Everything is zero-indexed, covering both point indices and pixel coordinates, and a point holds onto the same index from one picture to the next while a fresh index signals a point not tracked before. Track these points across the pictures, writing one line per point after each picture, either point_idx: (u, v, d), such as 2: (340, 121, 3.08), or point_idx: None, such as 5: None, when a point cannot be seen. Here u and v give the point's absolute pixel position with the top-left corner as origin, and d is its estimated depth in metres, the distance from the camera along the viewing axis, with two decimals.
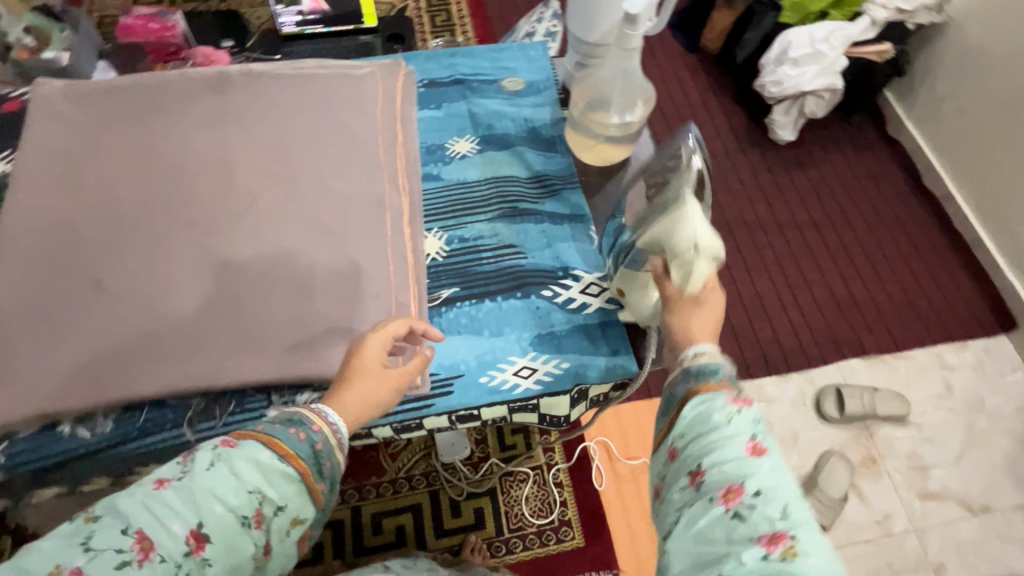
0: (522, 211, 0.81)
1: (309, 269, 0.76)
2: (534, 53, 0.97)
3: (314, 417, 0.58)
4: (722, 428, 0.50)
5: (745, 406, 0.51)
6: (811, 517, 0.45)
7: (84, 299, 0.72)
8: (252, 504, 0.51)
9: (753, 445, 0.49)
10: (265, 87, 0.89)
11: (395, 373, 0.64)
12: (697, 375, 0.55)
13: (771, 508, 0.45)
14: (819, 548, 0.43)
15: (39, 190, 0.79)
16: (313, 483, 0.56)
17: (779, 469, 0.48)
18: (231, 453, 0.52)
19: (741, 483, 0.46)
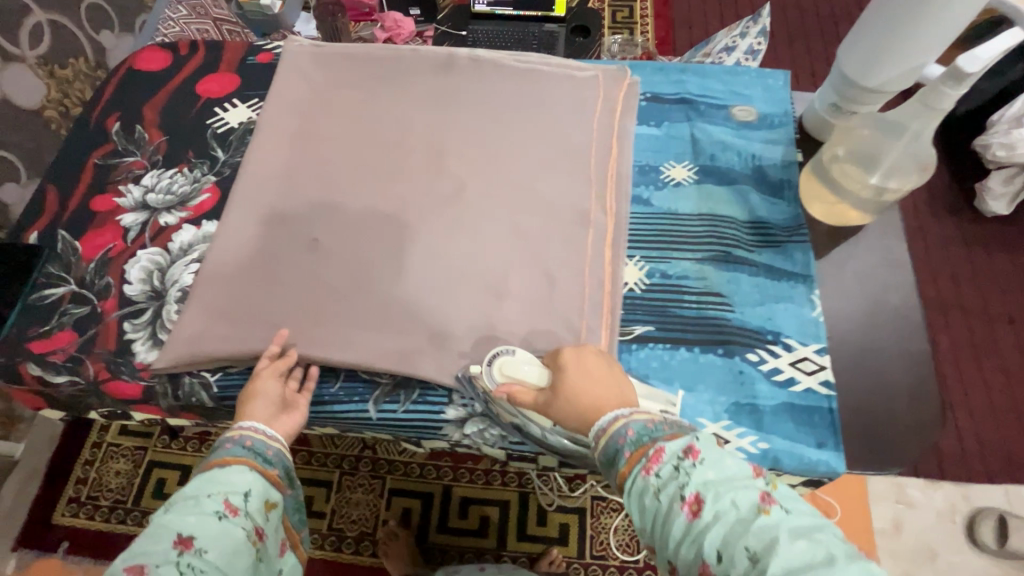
0: (735, 258, 0.74)
1: (503, 272, 0.74)
2: (773, 82, 0.87)
3: (229, 432, 0.65)
4: (659, 511, 0.47)
5: (663, 463, 0.49)
6: (770, 528, 0.42)
7: (299, 254, 0.76)
8: (218, 502, 0.57)
9: (686, 505, 0.46)
10: (488, 74, 0.88)
11: (267, 383, 0.68)
12: (614, 466, 0.53)
13: (736, 555, 0.42)
14: (796, 568, 0.40)
15: (274, 140, 0.84)
16: (265, 468, 0.63)
17: (719, 502, 0.45)
18: (178, 493, 0.59)
19: (705, 557, 0.44)
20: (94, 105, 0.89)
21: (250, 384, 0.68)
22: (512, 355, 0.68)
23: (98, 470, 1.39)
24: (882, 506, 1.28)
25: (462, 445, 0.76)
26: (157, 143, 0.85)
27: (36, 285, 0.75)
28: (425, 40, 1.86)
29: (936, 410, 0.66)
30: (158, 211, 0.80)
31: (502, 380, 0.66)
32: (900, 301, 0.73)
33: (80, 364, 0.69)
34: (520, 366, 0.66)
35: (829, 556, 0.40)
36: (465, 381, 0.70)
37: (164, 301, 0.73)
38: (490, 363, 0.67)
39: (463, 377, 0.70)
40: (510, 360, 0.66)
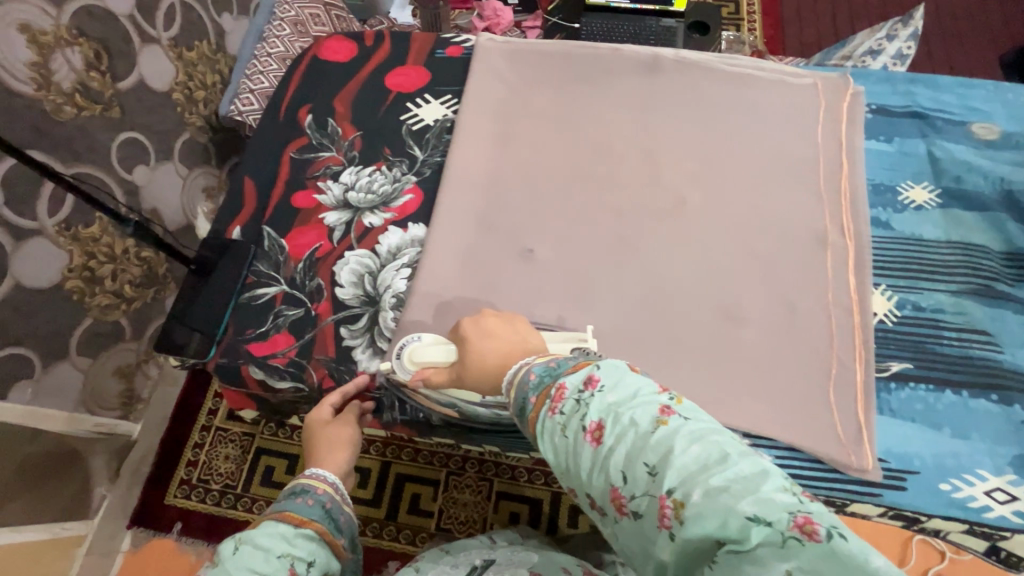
0: (997, 293, 0.68)
1: (737, 295, 0.69)
2: (1013, 97, 0.80)
3: (315, 482, 0.60)
4: (568, 447, 0.43)
5: (565, 399, 0.45)
6: (665, 438, 0.38)
7: (514, 266, 0.73)
8: (284, 569, 0.52)
9: (589, 434, 0.42)
10: (697, 79, 0.83)
11: (342, 428, 0.65)
12: (523, 414, 0.49)
13: (638, 473, 0.39)
14: (692, 474, 0.36)
15: (476, 141, 0.80)
16: (335, 539, 0.58)
17: (620, 424, 0.41)
18: (251, 533, 0.54)
19: (614, 484, 0.40)
20: (281, 96, 0.87)
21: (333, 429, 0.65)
22: (421, 341, 0.65)
23: (208, 454, 1.32)
24: None
25: None
26: (351, 139, 0.82)
27: (247, 283, 0.73)
28: (524, 31, 1.79)
29: None
30: (361, 211, 0.77)
31: (415, 369, 0.63)
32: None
33: (303, 370, 0.67)
34: (427, 349, 0.64)
35: (720, 454, 0.37)
36: (387, 382, 0.67)
37: (379, 307, 0.71)
38: (400, 355, 0.65)
39: (384, 380, 0.67)
40: (417, 346, 0.64)
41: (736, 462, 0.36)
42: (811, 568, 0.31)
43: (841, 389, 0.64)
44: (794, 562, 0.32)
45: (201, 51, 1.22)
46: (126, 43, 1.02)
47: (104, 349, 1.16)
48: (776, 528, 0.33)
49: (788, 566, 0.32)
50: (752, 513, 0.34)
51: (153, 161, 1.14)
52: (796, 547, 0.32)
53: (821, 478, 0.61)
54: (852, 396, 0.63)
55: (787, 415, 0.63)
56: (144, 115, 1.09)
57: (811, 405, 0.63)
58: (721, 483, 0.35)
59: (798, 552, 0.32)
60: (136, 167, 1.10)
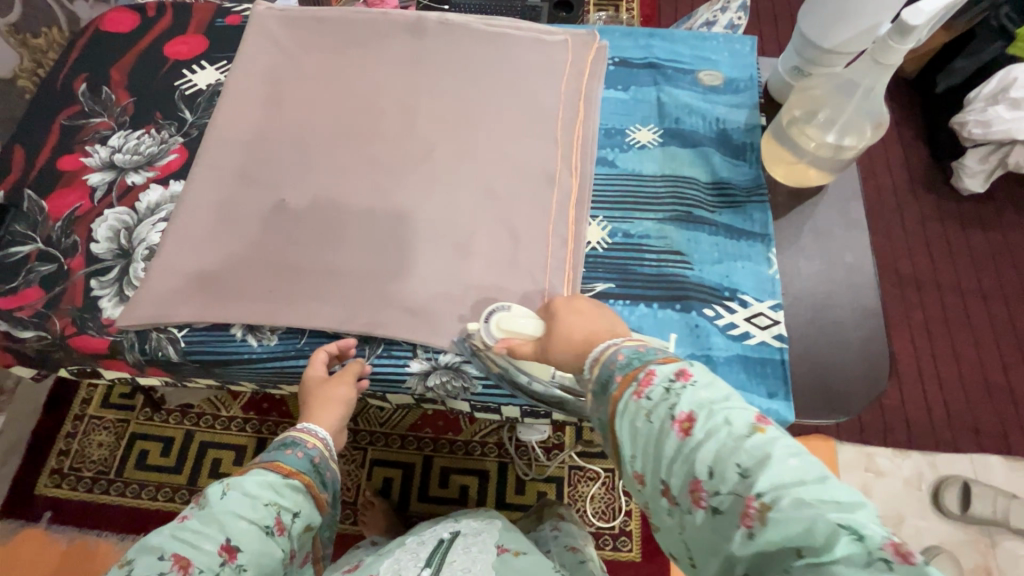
0: (696, 218, 0.75)
1: (469, 232, 0.75)
2: (740, 47, 0.88)
3: (306, 438, 0.65)
4: (650, 433, 0.43)
5: (654, 385, 0.44)
6: (765, 443, 0.38)
7: (268, 215, 0.77)
8: (271, 516, 0.57)
9: (677, 423, 0.42)
10: (458, 39, 0.88)
11: (339, 387, 0.69)
12: (604, 393, 0.48)
13: (728, 472, 0.39)
14: (786, 482, 0.37)
15: (241, 103, 0.84)
16: (319, 493, 0.62)
17: (713, 420, 0.41)
18: (241, 479, 0.58)
19: (697, 475, 0.40)
20: (60, 67, 0.88)
21: (331, 386, 0.69)
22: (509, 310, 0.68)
23: (81, 441, 1.34)
24: (849, 473, 1.28)
25: (426, 400, 0.75)
26: (124, 105, 0.85)
27: (2, 242, 0.75)
28: None
29: (885, 361, 0.69)
30: (125, 171, 0.80)
31: (501, 334, 0.66)
32: (857, 259, 0.75)
33: (47, 320, 0.70)
34: (518, 320, 0.65)
35: (822, 474, 0.37)
36: (463, 346, 0.70)
37: (131, 258, 0.74)
38: (488, 319, 0.67)
39: (460, 342, 0.70)
40: (506, 314, 0.66)
41: (836, 486, 0.37)
42: None
43: None
44: None
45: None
46: None
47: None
48: (868, 547, 0.34)
49: None
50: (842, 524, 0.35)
51: None
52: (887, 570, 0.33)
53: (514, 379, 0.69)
54: None
55: None
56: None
57: None
58: (812, 499, 0.36)
59: None
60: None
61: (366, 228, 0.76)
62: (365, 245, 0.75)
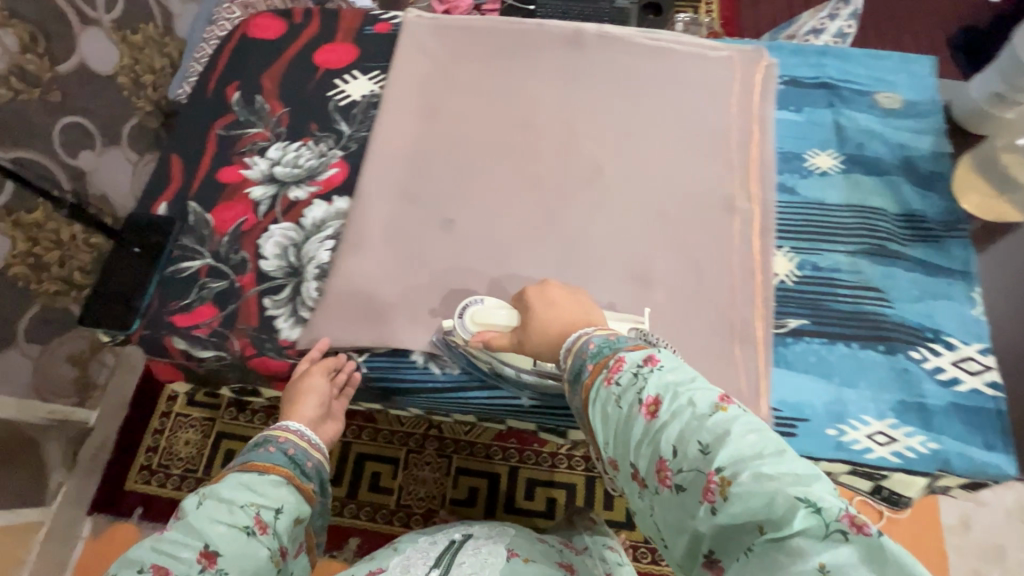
0: (889, 252, 0.71)
1: (648, 261, 0.72)
2: (917, 68, 0.83)
3: (276, 434, 0.66)
4: (620, 417, 0.46)
5: (623, 371, 0.47)
6: (723, 422, 0.41)
7: (435, 235, 0.75)
8: (251, 514, 0.56)
9: (644, 407, 0.45)
10: (619, 53, 0.85)
11: (310, 380, 0.68)
12: (578, 380, 0.51)
13: (689, 449, 0.42)
14: (745, 457, 0.39)
15: (401, 116, 0.81)
16: (302, 482, 0.63)
17: (677, 402, 0.44)
18: (216, 486, 0.58)
19: (662, 455, 0.43)
20: (209, 74, 0.87)
21: (300, 379, 0.68)
22: (482, 304, 0.68)
23: (168, 439, 1.34)
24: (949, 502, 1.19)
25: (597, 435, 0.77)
26: (279, 115, 0.83)
27: (171, 257, 0.74)
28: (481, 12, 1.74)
29: None
30: (287, 185, 0.78)
31: (476, 328, 0.66)
32: None
33: (225, 339, 0.69)
34: (495, 312, 0.66)
35: (779, 449, 0.39)
36: (442, 344, 0.69)
37: (303, 277, 0.72)
38: (461, 315, 0.67)
39: (439, 341, 0.69)
40: (481, 308, 0.67)
41: (791, 459, 0.39)
42: (854, 559, 0.34)
43: (745, 346, 0.67)
44: (839, 552, 0.35)
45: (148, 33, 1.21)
46: (63, 24, 1.01)
47: (55, 337, 1.14)
48: (824, 519, 0.36)
49: (823, 555, 0.35)
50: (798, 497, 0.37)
51: (98, 146, 1.17)
52: (842, 538, 0.35)
53: None
54: (753, 351, 0.67)
55: None
56: (87, 99, 1.11)
57: (709, 359, 0.67)
58: (770, 473, 0.38)
59: (844, 542, 0.35)
60: (80, 153, 1.13)
61: (536, 251, 0.74)
62: (537, 269, 0.73)
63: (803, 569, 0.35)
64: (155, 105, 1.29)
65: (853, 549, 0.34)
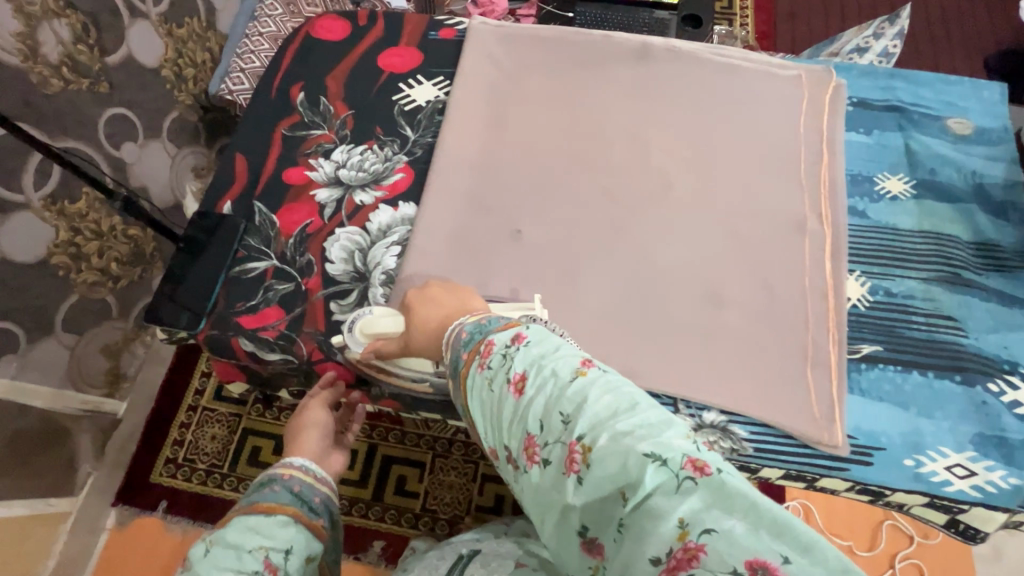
0: (964, 281, 0.71)
1: (717, 281, 0.72)
2: (989, 94, 0.82)
3: (280, 473, 0.67)
4: (494, 401, 0.45)
5: (494, 353, 0.46)
6: (582, 388, 0.41)
7: (502, 245, 0.74)
8: (259, 559, 0.55)
9: (512, 386, 0.44)
10: (686, 69, 0.85)
11: (312, 413, 0.77)
12: (456, 372, 0.50)
13: (553, 422, 0.41)
14: (602, 420, 0.39)
15: (467, 123, 0.81)
16: (310, 520, 0.63)
17: (541, 375, 0.43)
18: (221, 534, 0.57)
19: (530, 432, 0.42)
20: (273, 73, 0.86)
21: (302, 414, 0.77)
22: (371, 313, 0.66)
23: (194, 433, 1.29)
24: None
25: None
26: (343, 118, 0.83)
27: (237, 257, 0.73)
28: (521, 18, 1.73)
29: None
30: (352, 189, 0.77)
31: (366, 342, 0.65)
32: None
33: (293, 343, 0.68)
34: (382, 321, 0.64)
35: (631, 404, 0.39)
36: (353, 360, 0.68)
37: (370, 283, 0.72)
38: (352, 327, 0.66)
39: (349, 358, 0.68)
40: (368, 318, 0.65)
41: (643, 414, 0.39)
42: (703, 506, 0.34)
43: (819, 370, 0.66)
44: (690, 501, 0.34)
45: (191, 28, 1.23)
46: (115, 17, 1.03)
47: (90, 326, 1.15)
48: (672, 470, 0.36)
49: (682, 509, 0.35)
50: (650, 452, 0.37)
51: (141, 138, 1.16)
52: (693, 486, 0.35)
53: (792, 451, 0.64)
54: (827, 375, 0.66)
55: (759, 394, 0.66)
56: (134, 91, 1.12)
57: (781, 382, 0.66)
58: (627, 430, 0.38)
59: (695, 490, 0.35)
60: (124, 144, 1.12)
61: (603, 264, 0.73)
62: (604, 283, 0.72)
63: (665, 529, 0.34)
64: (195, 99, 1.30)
65: (701, 495, 0.34)
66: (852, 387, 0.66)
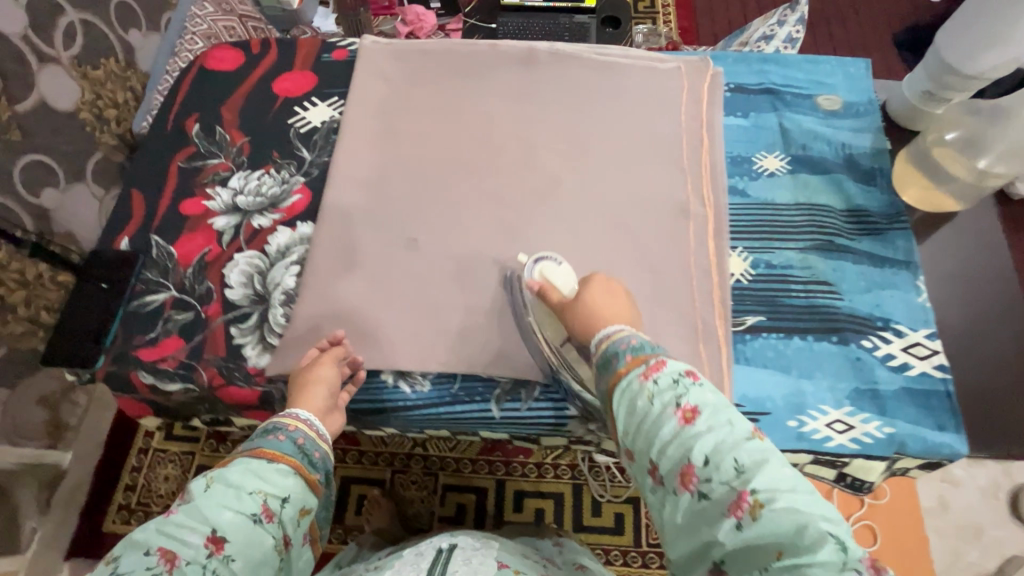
0: (837, 247, 0.75)
1: (610, 270, 0.75)
2: (855, 69, 0.87)
3: (287, 420, 0.59)
4: (652, 416, 0.50)
5: (663, 373, 0.52)
6: (761, 450, 0.46)
7: (400, 255, 0.76)
8: (257, 503, 0.51)
9: (681, 412, 0.49)
10: (573, 70, 0.88)
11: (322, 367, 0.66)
12: (608, 370, 0.55)
13: (723, 466, 0.46)
14: (780, 486, 0.44)
15: (361, 140, 0.83)
16: (312, 474, 0.57)
17: (714, 418, 0.48)
18: (224, 471, 0.52)
19: (691, 462, 0.47)
20: (168, 107, 0.87)
21: (310, 369, 0.66)
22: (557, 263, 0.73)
23: (146, 475, 1.25)
24: (923, 483, 1.18)
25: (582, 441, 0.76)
26: (239, 145, 0.84)
27: (135, 292, 0.74)
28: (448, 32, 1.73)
29: (1017, 383, 0.70)
30: (250, 214, 0.78)
31: (537, 277, 0.71)
32: (975, 284, 0.76)
33: (193, 371, 0.69)
34: (557, 269, 0.71)
35: (809, 487, 0.44)
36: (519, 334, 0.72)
37: (269, 304, 0.73)
38: (534, 261, 0.73)
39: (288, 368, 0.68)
40: (548, 265, 0.72)
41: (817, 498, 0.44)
42: None
43: (707, 345, 0.69)
44: None
45: (108, 69, 1.17)
46: (21, 64, 0.98)
47: (23, 378, 1.06)
48: (845, 558, 0.40)
49: None
50: (824, 531, 0.41)
51: (60, 183, 1.10)
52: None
53: None
54: (715, 349, 0.69)
55: None
56: (48, 136, 1.05)
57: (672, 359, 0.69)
58: (800, 506, 0.43)
59: None
60: (42, 189, 1.06)
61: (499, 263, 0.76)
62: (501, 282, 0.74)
63: None
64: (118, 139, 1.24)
65: None
66: (738, 356, 0.69)
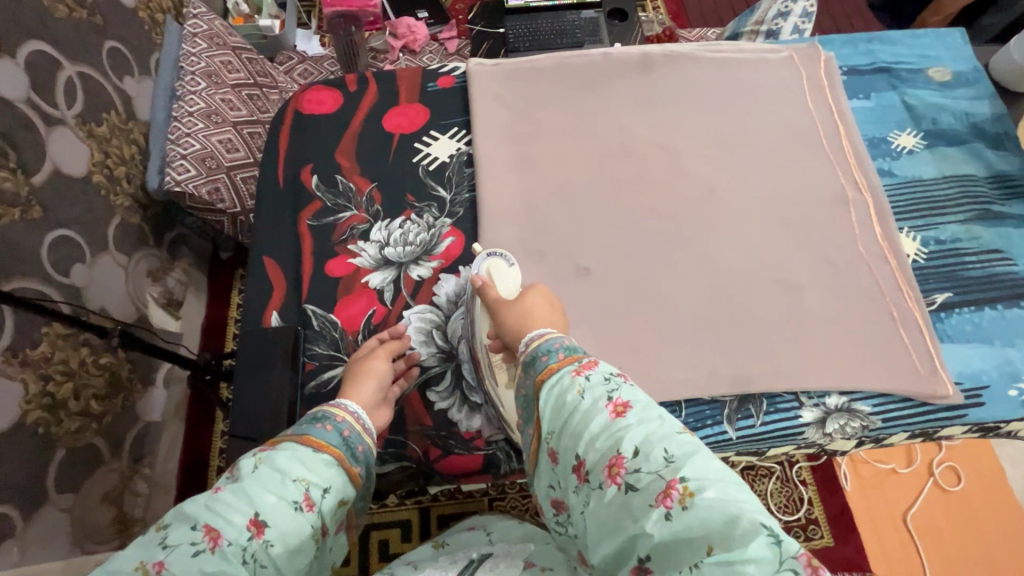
0: (996, 214, 0.77)
1: (790, 268, 0.74)
2: (952, 40, 0.90)
3: (336, 410, 0.57)
4: (581, 410, 0.49)
5: (596, 370, 0.51)
6: (692, 442, 0.45)
7: (576, 285, 0.72)
8: (299, 491, 0.48)
9: (612, 406, 0.48)
10: (690, 71, 0.86)
11: (378, 362, 0.63)
12: (533, 370, 0.54)
13: (653, 455, 0.44)
14: (708, 473, 0.42)
15: (500, 170, 0.78)
16: (354, 468, 0.54)
17: (645, 412, 0.47)
18: (273, 453, 0.50)
19: (620, 452, 0.45)
20: (274, 161, 0.79)
21: (366, 361, 0.63)
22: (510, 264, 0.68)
23: None
24: None
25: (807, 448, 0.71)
26: (368, 193, 0.77)
27: (307, 370, 0.67)
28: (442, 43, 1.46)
29: None
30: (406, 265, 0.72)
31: (484, 273, 0.66)
32: None
33: (404, 446, 0.64)
34: (507, 271, 0.67)
35: (739, 478, 0.43)
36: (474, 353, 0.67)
37: (460, 360, 0.68)
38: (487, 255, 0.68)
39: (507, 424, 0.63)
40: (498, 263, 0.67)
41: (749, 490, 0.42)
42: None
43: (909, 328, 0.69)
44: None
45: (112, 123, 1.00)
46: (31, 131, 0.83)
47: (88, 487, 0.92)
48: (781, 553, 0.38)
49: None
50: (763, 523, 0.39)
51: (88, 257, 0.95)
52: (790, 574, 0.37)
53: (915, 412, 0.67)
54: (918, 331, 0.69)
55: (867, 366, 0.68)
56: (68, 207, 0.91)
57: (881, 348, 0.69)
58: (728, 493, 0.41)
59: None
60: (72, 268, 0.91)
61: (677, 278, 0.73)
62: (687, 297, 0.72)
63: None
64: (134, 199, 1.07)
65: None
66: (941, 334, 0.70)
